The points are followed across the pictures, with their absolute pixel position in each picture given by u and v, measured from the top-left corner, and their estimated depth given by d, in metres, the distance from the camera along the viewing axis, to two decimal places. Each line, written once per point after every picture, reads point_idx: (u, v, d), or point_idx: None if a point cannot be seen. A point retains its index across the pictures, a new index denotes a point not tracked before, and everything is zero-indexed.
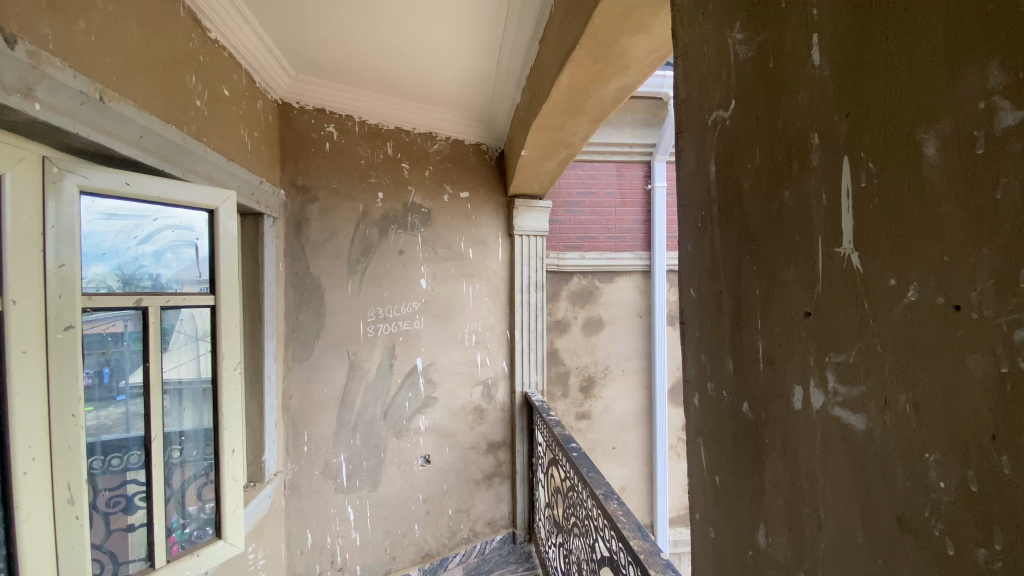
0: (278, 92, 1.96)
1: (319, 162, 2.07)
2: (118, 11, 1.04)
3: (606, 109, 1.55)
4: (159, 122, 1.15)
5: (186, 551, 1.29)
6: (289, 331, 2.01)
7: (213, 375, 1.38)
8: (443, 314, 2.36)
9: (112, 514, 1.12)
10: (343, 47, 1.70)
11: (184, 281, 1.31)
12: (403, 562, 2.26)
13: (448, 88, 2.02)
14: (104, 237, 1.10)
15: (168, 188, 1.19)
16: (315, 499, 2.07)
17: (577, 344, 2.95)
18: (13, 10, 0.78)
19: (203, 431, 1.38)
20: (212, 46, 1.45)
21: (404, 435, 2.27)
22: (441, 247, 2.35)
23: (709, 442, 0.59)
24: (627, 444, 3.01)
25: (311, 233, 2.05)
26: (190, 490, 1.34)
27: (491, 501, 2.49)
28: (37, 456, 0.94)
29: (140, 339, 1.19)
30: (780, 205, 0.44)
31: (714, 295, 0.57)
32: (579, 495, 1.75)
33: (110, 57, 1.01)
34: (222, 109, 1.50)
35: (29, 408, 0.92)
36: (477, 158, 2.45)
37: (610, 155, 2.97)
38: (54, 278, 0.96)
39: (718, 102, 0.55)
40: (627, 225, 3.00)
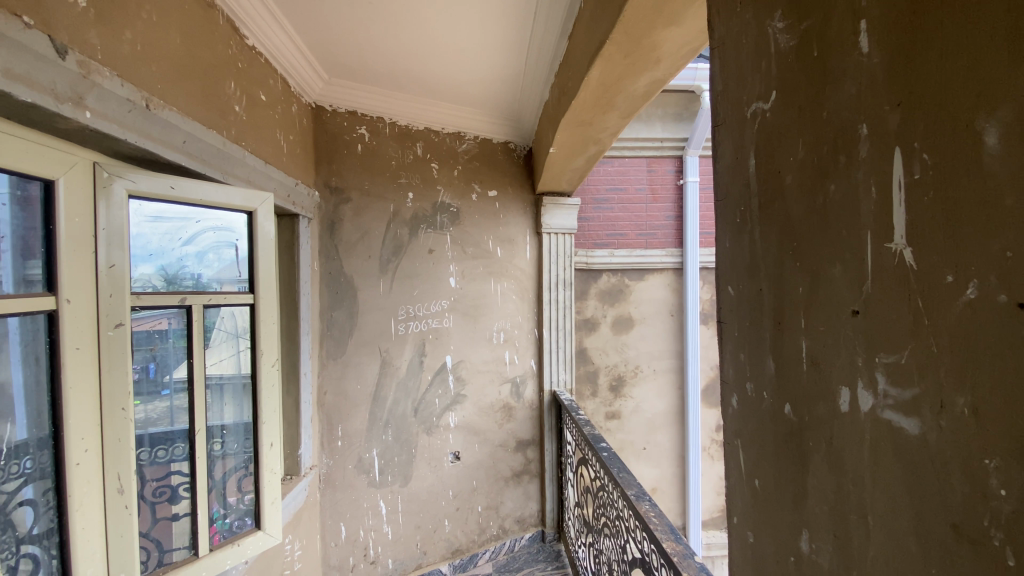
0: (312, 96, 2.01)
1: (351, 164, 2.11)
2: (161, 22, 1.08)
3: (637, 104, 1.52)
4: (201, 128, 1.20)
5: (228, 541, 1.34)
6: (323, 329, 2.07)
7: (253, 370, 1.44)
8: (472, 312, 2.38)
9: (157, 504, 1.18)
10: (374, 50, 1.72)
11: (224, 280, 1.36)
12: (433, 557, 2.29)
13: (476, 87, 2.03)
14: (150, 238, 1.15)
15: (209, 191, 1.24)
16: (349, 492, 2.12)
17: (606, 342, 2.92)
18: (64, 22, 0.82)
19: (243, 425, 1.43)
20: (250, 53, 1.50)
21: (435, 432, 2.30)
22: (469, 246, 2.36)
23: (747, 444, 0.58)
24: (658, 445, 2.96)
25: (344, 234, 2.10)
26: (231, 481, 1.39)
27: (520, 499, 2.50)
28: (89, 448, 0.99)
29: (184, 336, 1.25)
30: (825, 199, 0.43)
31: (754, 293, 0.55)
32: (610, 495, 1.73)
33: (155, 66, 1.06)
34: (259, 113, 1.55)
35: (81, 402, 0.97)
36: (506, 157, 2.45)
37: (640, 150, 2.92)
38: (104, 277, 1.01)
39: (757, 94, 0.53)
40: (658, 221, 2.95)
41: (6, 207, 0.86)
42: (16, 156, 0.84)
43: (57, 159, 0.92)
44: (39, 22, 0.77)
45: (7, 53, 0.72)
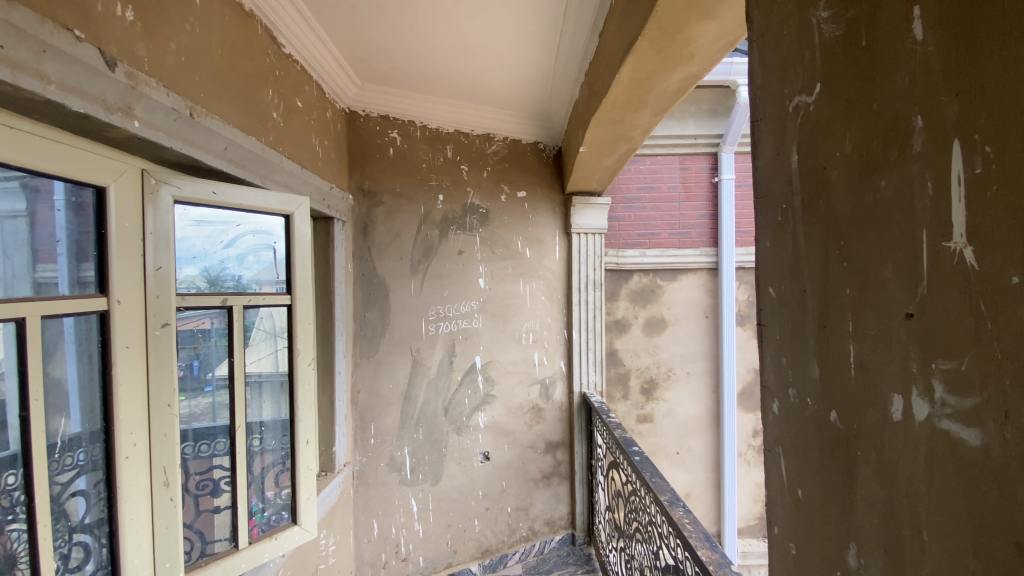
0: (346, 102, 2.06)
1: (383, 167, 2.15)
2: (204, 33, 1.13)
3: (670, 101, 1.49)
4: (241, 134, 1.24)
5: (266, 534, 1.38)
6: (357, 328, 2.11)
7: (290, 369, 1.48)
8: (501, 312, 2.38)
9: (201, 496, 1.23)
10: (405, 54, 1.75)
11: (262, 282, 1.41)
12: (463, 556, 2.31)
13: (505, 87, 2.03)
14: (194, 242, 1.20)
15: (249, 196, 1.29)
16: (381, 490, 2.16)
17: (638, 344, 2.87)
18: (113, 35, 0.87)
19: (281, 421, 1.48)
20: (287, 61, 1.55)
21: (464, 431, 2.32)
22: (499, 247, 2.37)
23: (790, 452, 0.55)
24: (692, 449, 2.90)
25: (377, 236, 2.14)
26: (269, 476, 1.44)
27: (550, 501, 2.49)
28: (138, 442, 1.05)
29: (225, 335, 1.29)
30: (875, 196, 0.41)
31: (798, 295, 0.53)
32: (642, 500, 1.70)
33: (198, 76, 1.10)
34: (296, 119, 1.60)
35: (131, 398, 1.02)
36: (535, 158, 2.44)
37: (672, 148, 2.86)
38: (151, 278, 1.06)
39: (800, 86, 0.51)
40: (691, 220, 2.88)
41: (61, 213, 0.91)
42: (70, 165, 0.89)
43: (108, 166, 0.97)
44: (90, 35, 0.82)
45: (60, 65, 0.76)
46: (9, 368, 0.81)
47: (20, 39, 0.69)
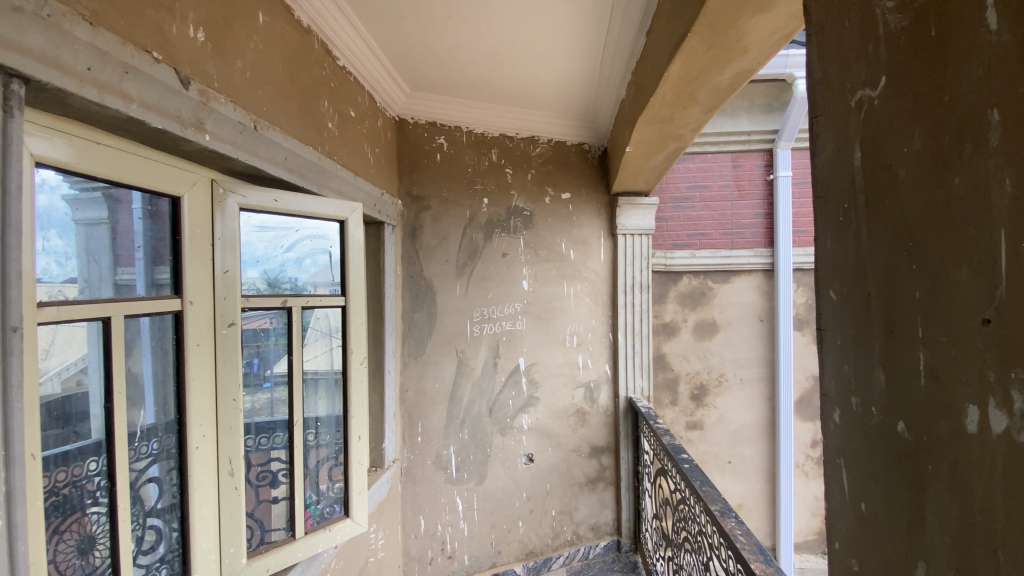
0: (396, 110, 2.13)
1: (430, 172, 2.20)
2: (266, 50, 1.20)
3: (721, 97, 1.45)
4: (299, 144, 1.31)
5: (321, 525, 1.45)
6: (405, 329, 2.18)
7: (343, 367, 1.55)
8: (545, 314, 2.38)
9: (261, 487, 1.30)
10: (452, 61, 1.79)
11: (317, 284, 1.48)
12: (508, 557, 2.32)
13: (550, 90, 2.03)
14: (257, 246, 1.28)
15: (306, 202, 1.36)
16: (427, 487, 2.21)
17: (687, 348, 2.78)
18: (187, 56, 0.94)
19: (335, 417, 1.55)
20: (341, 73, 1.62)
21: (508, 433, 2.33)
22: (543, 249, 2.37)
23: (852, 465, 0.52)
24: (744, 459, 2.78)
25: (424, 240, 2.20)
26: (323, 470, 1.51)
27: (595, 506, 2.46)
28: (207, 433, 1.12)
29: (284, 334, 1.37)
30: (948, 194, 0.38)
31: (862, 298, 0.50)
32: (691, 509, 1.65)
33: (262, 90, 1.17)
34: (349, 128, 1.67)
35: (201, 392, 1.10)
36: (580, 159, 2.43)
37: (724, 145, 2.76)
38: (219, 281, 1.14)
39: (863, 80, 0.48)
40: (744, 220, 2.76)
41: (139, 221, 0.99)
42: (148, 176, 0.97)
43: (181, 177, 1.05)
44: (167, 57, 0.89)
45: (140, 85, 0.83)
46: (93, 363, 0.89)
47: (105, 61, 0.76)
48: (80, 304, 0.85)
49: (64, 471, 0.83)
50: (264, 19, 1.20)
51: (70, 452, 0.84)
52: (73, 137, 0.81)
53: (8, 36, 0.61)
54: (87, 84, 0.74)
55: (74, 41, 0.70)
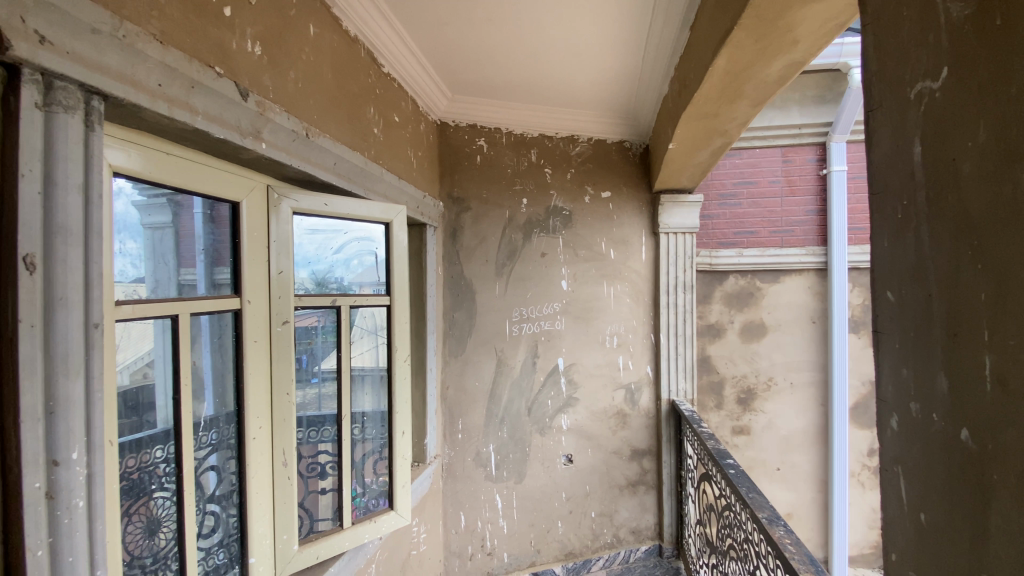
0: (438, 113, 2.17)
1: (471, 174, 2.23)
2: (317, 61, 1.25)
3: (771, 91, 1.39)
4: (347, 150, 1.36)
5: (367, 517, 1.50)
6: (446, 328, 2.22)
7: (388, 364, 1.61)
8: (585, 314, 2.37)
9: (310, 478, 1.36)
10: (493, 63, 1.81)
11: (363, 284, 1.54)
12: (547, 556, 2.32)
13: (591, 88, 2.02)
14: (307, 248, 1.34)
15: (353, 205, 1.41)
16: (467, 483, 2.25)
17: (734, 351, 2.67)
18: (245, 69, 0.99)
19: (380, 413, 1.61)
20: (386, 79, 1.66)
21: (548, 432, 2.33)
22: (582, 248, 2.36)
23: (910, 473, 0.49)
24: (795, 466, 2.67)
25: (464, 240, 2.23)
26: (369, 463, 1.56)
27: (636, 509, 2.42)
28: (263, 425, 1.19)
29: (332, 332, 1.42)
30: (1016, 190, 0.36)
31: (921, 300, 0.47)
32: (737, 516, 1.60)
33: (313, 99, 1.23)
34: (394, 133, 1.72)
35: (258, 386, 1.17)
36: (620, 156, 2.39)
37: (773, 139, 2.64)
38: (274, 281, 1.21)
39: (923, 71, 0.46)
40: (795, 217, 2.64)
41: (200, 224, 1.06)
42: (210, 183, 1.03)
43: (239, 183, 1.12)
44: (228, 71, 0.94)
45: (204, 99, 0.89)
46: (161, 357, 0.95)
47: (174, 77, 0.82)
48: (150, 302, 0.91)
49: (135, 457, 0.89)
50: (315, 31, 1.25)
51: (141, 439, 0.91)
52: (145, 148, 0.88)
53: (89, 56, 0.67)
54: (158, 99, 0.79)
55: (145, 59, 0.76)
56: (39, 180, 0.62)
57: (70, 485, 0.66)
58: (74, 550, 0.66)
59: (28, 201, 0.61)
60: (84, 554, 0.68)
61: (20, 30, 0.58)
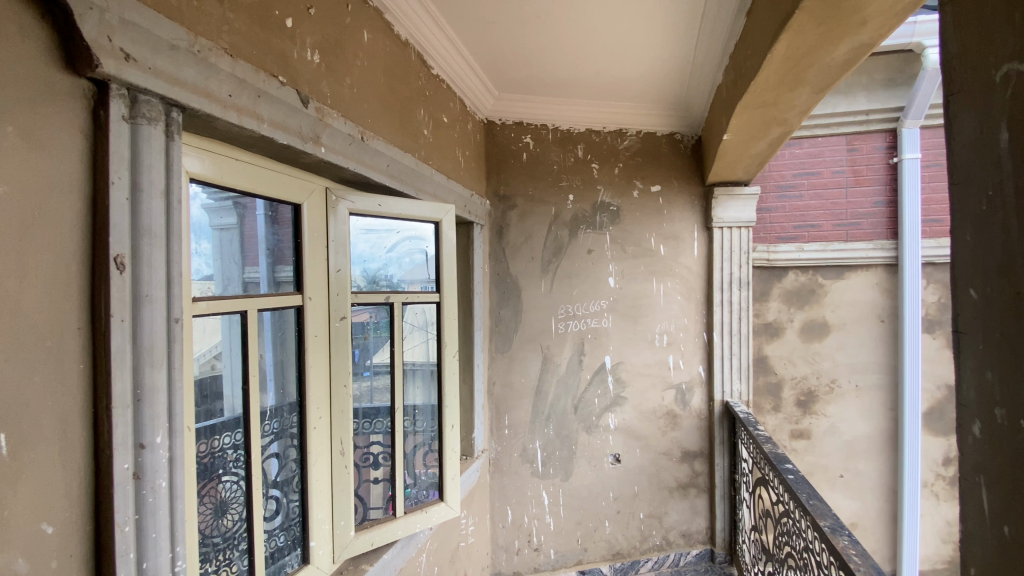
0: (485, 112, 2.19)
1: (518, 171, 2.24)
2: (371, 66, 1.30)
3: (836, 75, 1.31)
4: (399, 152, 1.41)
5: (419, 507, 1.56)
6: (493, 324, 2.24)
7: (438, 359, 1.65)
8: (633, 312, 2.32)
9: (364, 467, 1.42)
10: (541, 60, 1.80)
11: (413, 281, 1.58)
12: (594, 555, 2.31)
13: (640, 81, 1.97)
14: (362, 247, 1.40)
15: (404, 206, 1.46)
16: (514, 479, 2.26)
17: (793, 351, 2.53)
18: (306, 77, 1.05)
19: (430, 406, 1.65)
20: (435, 81, 1.70)
21: (594, 431, 2.31)
22: (630, 244, 2.31)
23: (995, 485, 0.46)
24: (859, 474, 2.51)
25: (511, 237, 2.25)
26: (420, 455, 1.61)
27: (687, 512, 2.36)
28: (323, 415, 1.25)
29: (386, 327, 1.48)
30: None
31: (1010, 297, 0.43)
32: (795, 523, 1.53)
33: (368, 103, 1.28)
34: (443, 133, 1.75)
35: (318, 378, 1.23)
36: (671, 149, 2.33)
37: (836, 127, 2.48)
38: (333, 278, 1.28)
39: (1011, 51, 0.42)
40: (862, 208, 2.48)
41: (265, 225, 1.12)
42: (274, 186, 1.10)
43: (300, 186, 1.18)
44: (290, 80, 1.00)
45: (270, 107, 0.94)
46: (232, 350, 1.02)
47: (243, 88, 0.87)
48: (221, 299, 0.98)
49: (208, 442, 0.96)
50: (369, 36, 1.30)
51: (214, 426, 0.98)
52: (217, 155, 0.95)
53: (167, 71, 0.73)
54: (229, 109, 0.85)
55: (217, 72, 0.81)
56: (127, 187, 0.68)
57: (155, 467, 0.72)
58: (157, 527, 0.72)
59: (118, 206, 0.67)
60: (166, 531, 0.74)
61: (108, 48, 0.63)
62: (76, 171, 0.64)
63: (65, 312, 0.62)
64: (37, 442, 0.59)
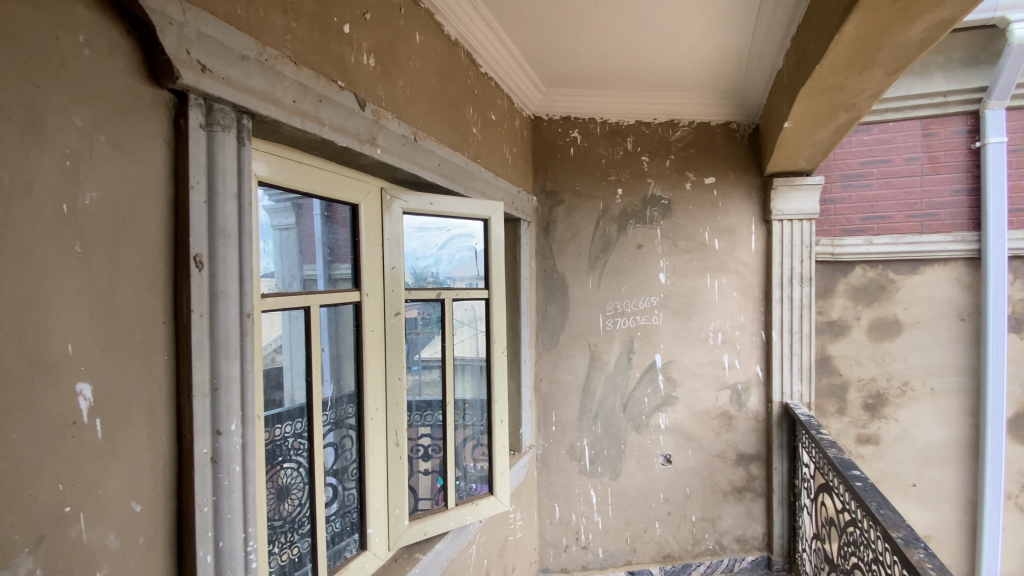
0: (532, 108, 2.19)
1: (565, 167, 2.23)
2: (422, 66, 1.33)
3: (911, 56, 1.21)
4: (449, 151, 1.44)
5: (470, 499, 1.60)
6: (540, 321, 2.24)
7: (487, 354, 1.69)
8: (685, 308, 2.26)
9: (416, 459, 1.47)
10: (590, 53, 1.78)
11: (463, 277, 1.62)
12: (644, 556, 2.28)
13: (693, 70, 1.91)
14: (414, 244, 1.45)
15: (454, 204, 1.50)
16: (562, 476, 2.26)
17: (860, 350, 2.35)
18: (362, 81, 1.09)
19: (480, 401, 1.69)
20: (484, 79, 1.72)
21: (644, 431, 2.27)
22: (682, 239, 2.25)
23: None
24: (934, 483, 2.32)
25: (558, 233, 2.24)
26: (471, 449, 1.65)
27: (741, 517, 2.27)
28: (379, 406, 1.31)
29: (437, 322, 1.53)
30: None
31: None
32: (863, 533, 1.44)
33: (420, 103, 1.31)
34: (491, 131, 1.77)
35: (375, 371, 1.29)
36: (726, 139, 2.23)
37: (911, 110, 2.29)
38: (388, 275, 1.34)
39: None
40: (940, 198, 2.28)
41: (324, 225, 1.17)
42: (333, 188, 1.15)
43: (357, 187, 1.23)
44: (348, 84, 1.04)
45: (330, 111, 0.99)
46: (296, 343, 1.09)
47: (305, 93, 0.92)
48: (286, 295, 1.04)
49: (277, 429, 1.02)
50: (420, 38, 1.33)
51: (280, 415, 1.04)
52: (282, 158, 1.01)
53: (238, 80, 0.78)
54: (294, 114, 0.90)
55: (282, 78, 0.87)
56: (204, 191, 0.74)
57: (229, 452, 0.78)
58: (232, 509, 0.79)
59: (196, 208, 0.73)
60: (239, 512, 0.80)
61: (186, 61, 0.69)
62: (160, 178, 0.70)
63: (151, 307, 0.69)
64: (129, 427, 0.66)
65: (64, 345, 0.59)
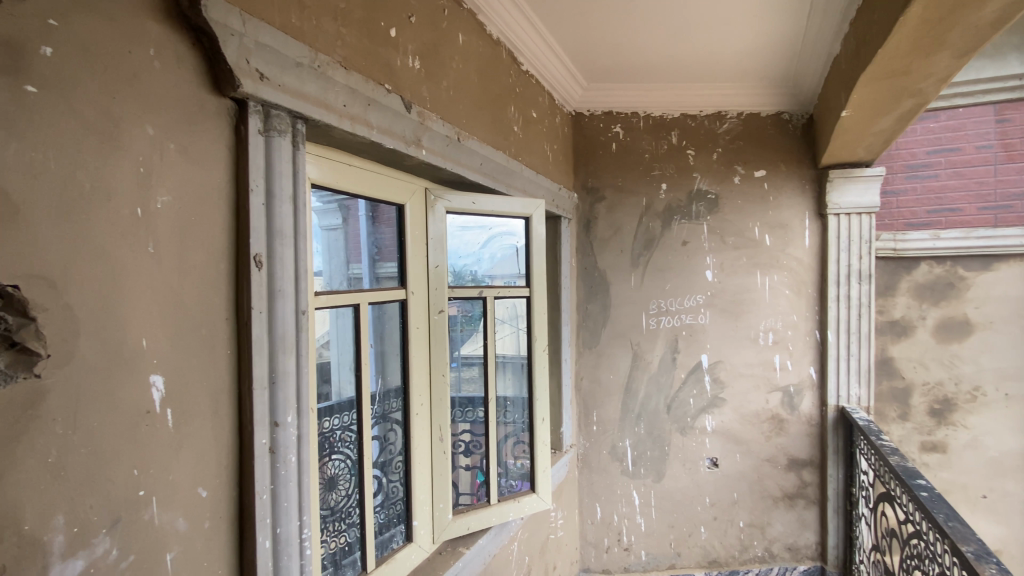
0: (573, 105, 2.17)
1: (607, 163, 2.21)
2: (465, 66, 1.35)
3: (986, 35, 1.13)
4: (491, 150, 1.46)
5: (512, 496, 1.62)
6: (580, 319, 2.23)
7: (528, 353, 1.70)
8: (733, 307, 2.18)
9: (459, 454, 1.50)
10: (633, 47, 1.76)
11: (505, 275, 1.64)
12: (688, 561, 2.22)
13: (741, 59, 1.84)
14: (456, 243, 1.48)
15: (495, 202, 1.52)
16: (603, 476, 2.24)
17: (927, 352, 2.20)
18: (408, 84, 1.12)
19: (521, 399, 1.71)
20: (525, 77, 1.73)
21: (689, 433, 2.21)
22: (730, 236, 2.17)
23: None
24: (1010, 496, 2.14)
25: (599, 231, 2.21)
26: (513, 447, 1.67)
27: (793, 525, 2.18)
28: (424, 401, 1.35)
29: (480, 320, 1.56)
30: None
31: None
32: (928, 546, 1.35)
33: (463, 103, 1.34)
34: (532, 128, 1.78)
35: (420, 367, 1.33)
36: (777, 131, 2.14)
37: (984, 93, 2.12)
38: (432, 274, 1.37)
39: None
40: (1018, 188, 2.11)
41: (371, 225, 1.21)
42: (380, 189, 1.19)
43: (402, 188, 1.27)
44: (395, 87, 1.08)
45: (378, 114, 1.03)
46: (346, 338, 1.13)
47: (355, 98, 0.96)
48: (336, 293, 1.08)
49: (329, 421, 1.07)
50: (463, 38, 1.35)
51: (332, 407, 1.09)
52: (332, 160, 1.05)
53: (293, 86, 0.83)
54: (344, 118, 0.94)
55: (333, 84, 0.91)
56: (262, 194, 0.79)
57: (286, 442, 0.83)
58: (288, 497, 0.83)
59: (255, 211, 0.78)
60: (295, 500, 0.85)
61: (245, 70, 0.74)
62: (221, 182, 0.75)
63: (214, 304, 0.74)
64: (195, 416, 0.71)
65: (140, 339, 0.64)
